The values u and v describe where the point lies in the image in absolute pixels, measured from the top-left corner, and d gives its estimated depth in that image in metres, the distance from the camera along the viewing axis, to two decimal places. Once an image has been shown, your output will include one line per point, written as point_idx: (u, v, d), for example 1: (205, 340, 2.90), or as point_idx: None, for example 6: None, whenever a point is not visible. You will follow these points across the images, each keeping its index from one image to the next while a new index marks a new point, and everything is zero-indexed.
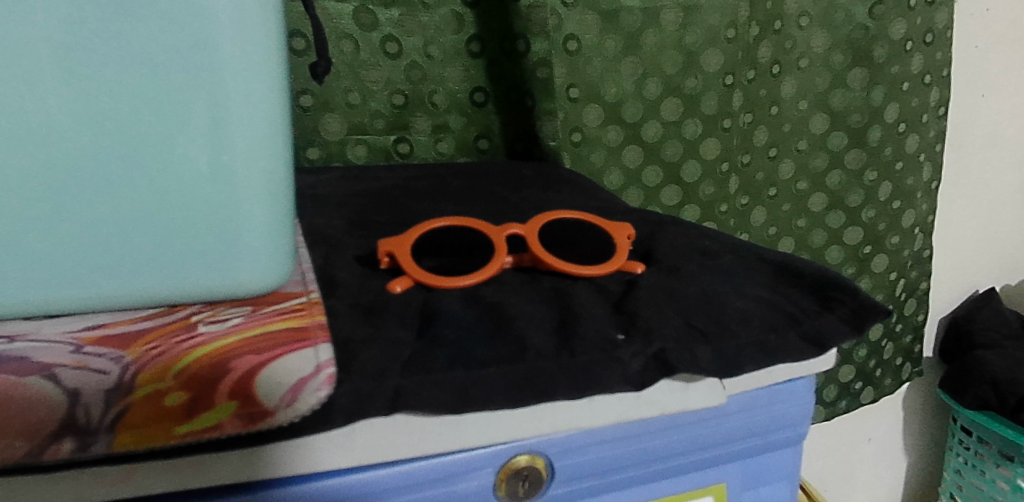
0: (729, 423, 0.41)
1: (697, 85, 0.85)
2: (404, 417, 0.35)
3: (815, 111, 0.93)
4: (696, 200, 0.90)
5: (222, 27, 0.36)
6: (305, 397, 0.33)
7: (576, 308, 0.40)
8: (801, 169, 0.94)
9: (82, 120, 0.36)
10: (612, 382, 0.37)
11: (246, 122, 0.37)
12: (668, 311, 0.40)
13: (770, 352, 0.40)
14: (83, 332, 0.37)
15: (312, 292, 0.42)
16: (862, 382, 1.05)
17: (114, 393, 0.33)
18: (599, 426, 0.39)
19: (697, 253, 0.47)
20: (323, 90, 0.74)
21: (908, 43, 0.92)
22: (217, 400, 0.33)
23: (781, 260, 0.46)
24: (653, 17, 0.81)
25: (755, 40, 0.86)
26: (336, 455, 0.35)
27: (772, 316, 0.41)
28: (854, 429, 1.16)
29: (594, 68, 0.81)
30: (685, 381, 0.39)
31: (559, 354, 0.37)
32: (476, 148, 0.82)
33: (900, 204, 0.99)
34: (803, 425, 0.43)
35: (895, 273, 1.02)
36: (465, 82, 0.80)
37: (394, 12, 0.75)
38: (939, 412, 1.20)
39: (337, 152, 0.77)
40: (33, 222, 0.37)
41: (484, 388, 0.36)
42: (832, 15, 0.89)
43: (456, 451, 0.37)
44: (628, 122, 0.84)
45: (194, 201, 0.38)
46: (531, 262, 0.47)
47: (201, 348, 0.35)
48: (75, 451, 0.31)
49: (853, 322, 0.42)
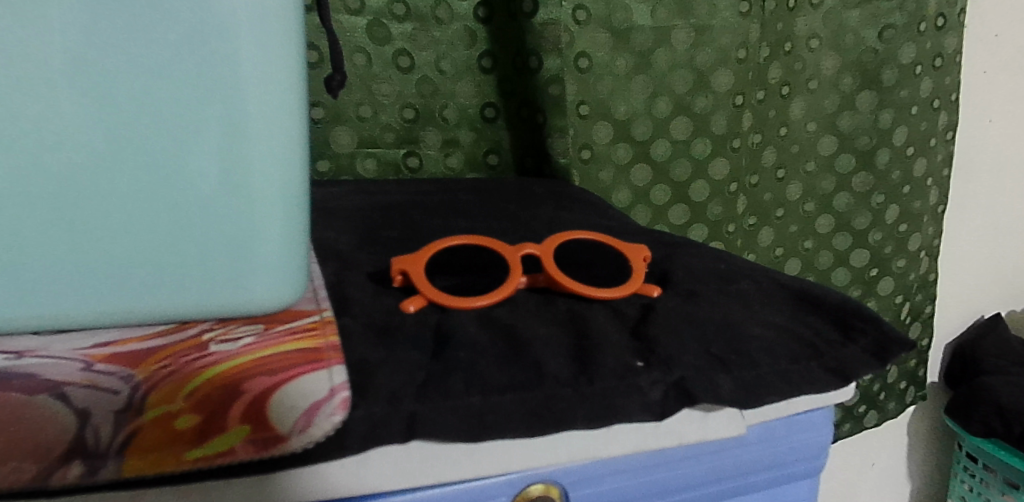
0: (747, 454, 0.40)
1: (707, 105, 0.85)
2: (419, 444, 0.34)
3: (824, 134, 0.92)
4: (704, 219, 0.89)
5: (241, 42, 0.35)
6: (319, 423, 0.33)
7: (593, 333, 0.40)
8: (809, 191, 0.94)
9: (93, 134, 0.35)
10: (632, 411, 0.36)
11: (264, 137, 0.37)
12: (687, 338, 0.40)
13: (792, 382, 0.39)
14: (94, 348, 0.37)
15: (324, 310, 0.41)
16: (866, 405, 1.04)
17: (124, 414, 0.32)
18: (616, 455, 0.38)
19: (714, 278, 0.46)
20: (334, 103, 0.74)
21: (918, 67, 0.92)
22: (230, 424, 0.32)
23: (801, 288, 0.45)
24: (664, 36, 0.81)
25: (765, 61, 0.86)
26: (348, 482, 0.34)
27: (793, 345, 0.40)
28: (858, 453, 1.15)
29: (605, 86, 0.81)
30: (705, 410, 0.38)
31: (578, 381, 0.37)
32: (486, 163, 0.81)
33: (907, 227, 0.99)
34: (821, 457, 0.43)
35: (902, 296, 1.01)
36: (476, 97, 0.79)
37: (407, 27, 0.75)
38: (942, 437, 1.20)
39: (347, 165, 0.76)
40: (42, 237, 0.36)
41: (500, 416, 0.35)
42: (843, 37, 0.89)
43: (470, 479, 0.36)
44: (638, 140, 0.84)
45: (208, 216, 0.37)
46: (546, 282, 0.46)
47: (213, 369, 0.35)
48: (83, 475, 0.30)
49: (877, 353, 0.41)
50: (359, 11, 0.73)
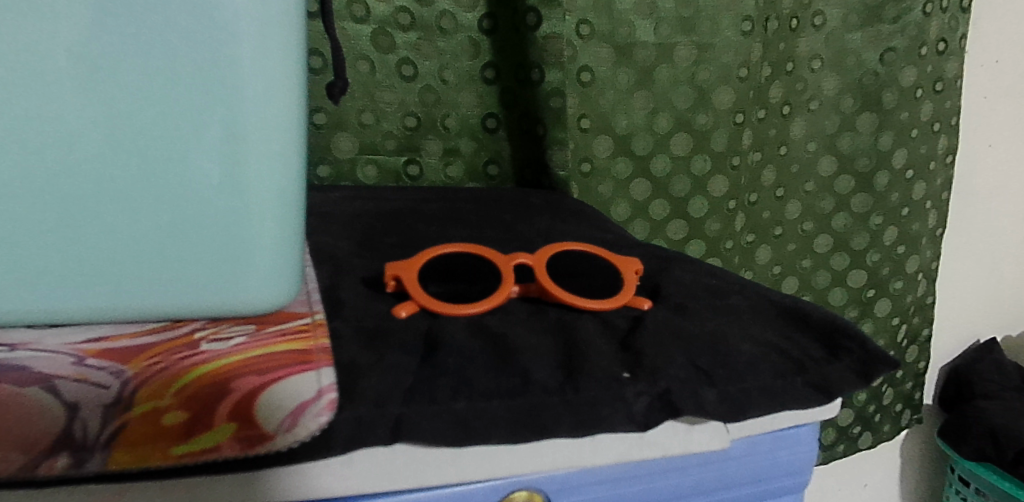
0: (731, 468, 0.41)
1: (708, 122, 0.85)
2: (404, 447, 0.35)
3: (824, 154, 0.93)
4: (702, 235, 0.89)
5: (244, 46, 0.36)
6: (305, 423, 0.33)
7: (581, 344, 0.40)
8: (807, 211, 0.94)
9: (94, 131, 0.36)
10: (615, 421, 0.37)
11: (263, 140, 0.37)
12: (674, 351, 0.40)
13: (777, 397, 0.39)
14: (85, 343, 0.37)
15: (316, 313, 0.42)
16: (861, 426, 1.04)
17: (114, 408, 0.33)
18: (599, 465, 0.38)
19: (704, 292, 0.46)
20: (337, 110, 0.75)
21: (919, 90, 0.92)
22: (217, 422, 0.33)
23: (789, 304, 0.46)
24: (666, 52, 0.82)
25: (766, 80, 0.86)
26: (333, 483, 0.35)
27: (778, 361, 0.41)
28: (850, 474, 1.15)
29: (606, 100, 0.81)
30: (689, 423, 0.39)
31: (564, 390, 0.37)
32: (486, 174, 0.82)
33: (905, 249, 0.99)
34: (805, 474, 0.43)
35: (898, 318, 1.01)
36: (478, 107, 0.80)
37: (412, 36, 0.76)
38: (935, 461, 1.19)
39: (347, 171, 0.77)
40: (39, 232, 0.36)
41: (485, 422, 0.35)
42: (844, 59, 0.89)
43: (454, 484, 0.36)
44: (638, 154, 0.84)
45: (204, 217, 0.38)
46: (538, 292, 0.46)
47: (204, 367, 0.35)
48: (70, 467, 0.31)
49: (860, 371, 0.41)
50: (365, 19, 0.74)
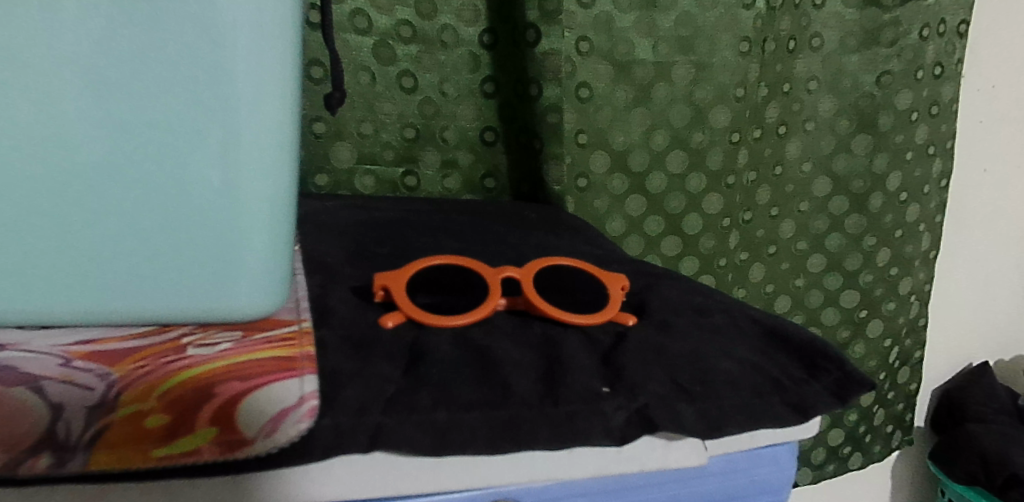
0: (709, 484, 0.41)
1: (704, 140, 0.86)
2: (383, 455, 0.35)
3: (818, 175, 0.93)
4: (695, 252, 0.89)
5: (239, 60, 0.36)
6: (285, 428, 0.33)
7: (564, 358, 0.41)
8: (801, 230, 0.95)
9: (91, 136, 0.36)
10: (594, 434, 0.37)
11: (258, 150, 0.38)
12: (655, 367, 0.41)
13: (755, 416, 0.40)
14: (73, 346, 0.38)
15: (303, 321, 0.42)
16: (851, 447, 1.04)
17: (98, 410, 0.34)
18: (576, 478, 0.38)
19: (688, 309, 0.47)
20: (335, 120, 0.76)
21: (914, 113, 0.93)
22: (198, 426, 0.33)
23: (771, 324, 0.46)
24: (664, 70, 0.82)
25: (764, 100, 0.87)
26: (311, 488, 0.35)
27: (758, 380, 0.41)
28: (841, 493, 1.15)
29: (604, 116, 0.82)
30: (666, 439, 0.39)
31: (543, 402, 0.38)
32: (482, 186, 0.83)
33: (898, 271, 0.99)
34: (783, 493, 0.43)
35: (890, 340, 1.01)
36: (476, 120, 0.81)
37: (412, 49, 0.77)
38: (926, 483, 1.19)
39: (345, 181, 0.78)
40: (31, 236, 0.37)
41: (463, 433, 0.36)
42: (840, 82, 0.90)
43: (432, 494, 0.37)
44: (633, 171, 0.85)
45: (197, 224, 0.38)
46: (525, 305, 0.47)
47: (187, 373, 0.36)
48: (52, 466, 0.31)
49: (837, 392, 0.42)
50: (366, 31, 0.75)
